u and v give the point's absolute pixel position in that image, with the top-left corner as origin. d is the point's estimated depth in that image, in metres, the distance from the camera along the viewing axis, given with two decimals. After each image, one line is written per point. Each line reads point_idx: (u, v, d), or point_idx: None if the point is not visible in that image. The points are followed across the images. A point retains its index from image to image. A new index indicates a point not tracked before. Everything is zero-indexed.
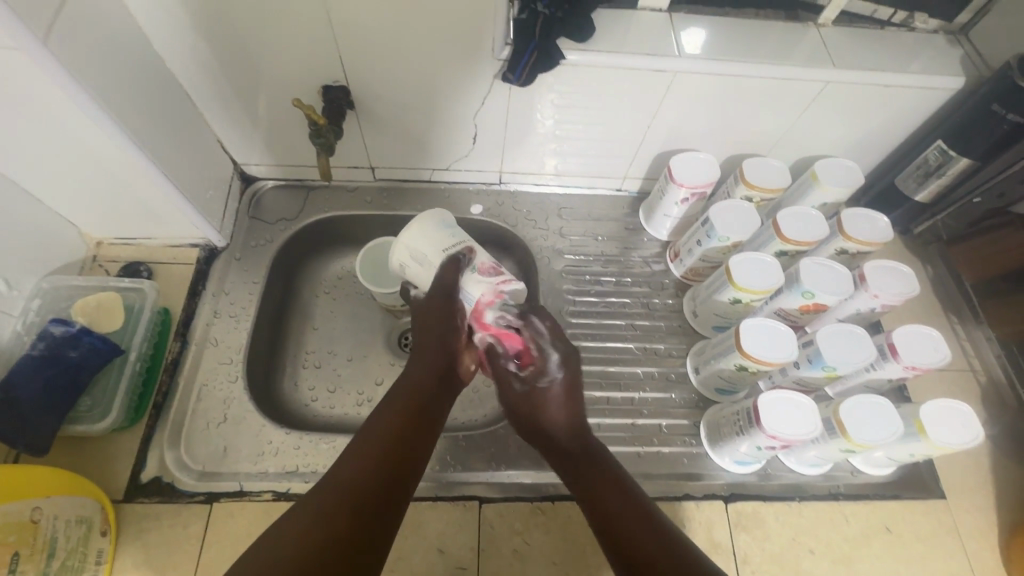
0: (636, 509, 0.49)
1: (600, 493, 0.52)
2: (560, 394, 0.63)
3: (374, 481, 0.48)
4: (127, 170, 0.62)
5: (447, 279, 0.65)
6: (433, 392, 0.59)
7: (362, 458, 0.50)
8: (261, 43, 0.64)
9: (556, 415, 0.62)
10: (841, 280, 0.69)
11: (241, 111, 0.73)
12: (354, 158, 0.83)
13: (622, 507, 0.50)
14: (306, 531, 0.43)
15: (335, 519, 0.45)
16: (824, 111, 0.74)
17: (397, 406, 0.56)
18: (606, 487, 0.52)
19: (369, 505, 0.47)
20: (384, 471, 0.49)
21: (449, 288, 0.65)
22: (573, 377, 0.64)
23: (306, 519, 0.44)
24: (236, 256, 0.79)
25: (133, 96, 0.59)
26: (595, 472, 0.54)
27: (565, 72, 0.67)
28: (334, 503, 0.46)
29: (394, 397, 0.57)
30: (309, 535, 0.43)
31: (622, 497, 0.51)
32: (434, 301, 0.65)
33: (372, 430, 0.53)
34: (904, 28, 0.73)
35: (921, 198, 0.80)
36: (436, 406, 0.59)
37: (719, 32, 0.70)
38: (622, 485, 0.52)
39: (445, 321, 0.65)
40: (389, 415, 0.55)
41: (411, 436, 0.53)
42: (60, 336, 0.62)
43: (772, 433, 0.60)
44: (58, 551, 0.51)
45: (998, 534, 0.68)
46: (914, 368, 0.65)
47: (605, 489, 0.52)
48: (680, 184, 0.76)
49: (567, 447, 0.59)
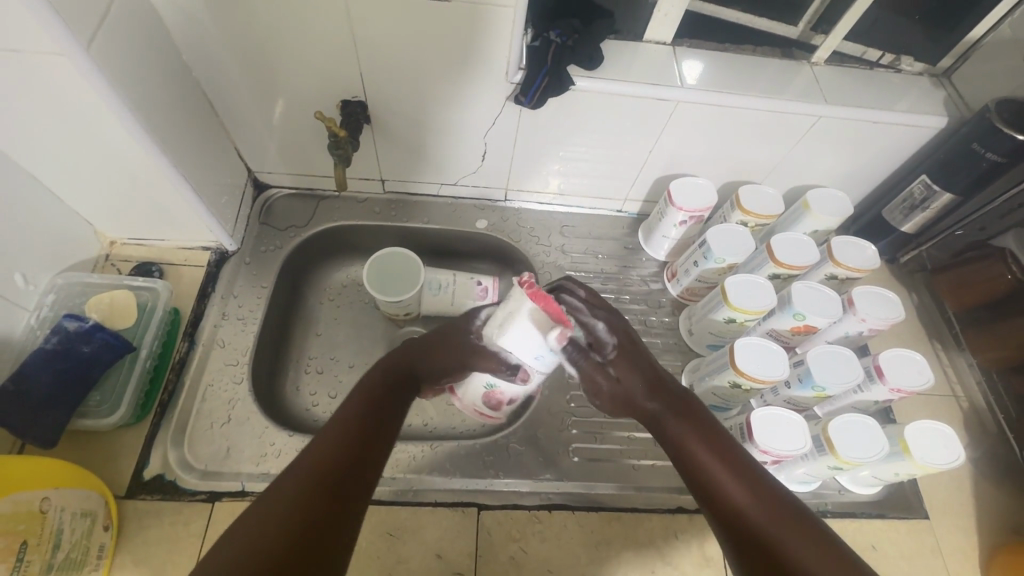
0: (749, 486, 0.49)
1: (713, 474, 0.51)
2: (625, 347, 0.58)
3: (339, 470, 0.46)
4: (149, 171, 0.64)
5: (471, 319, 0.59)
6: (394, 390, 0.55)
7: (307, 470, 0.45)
8: (286, 58, 0.67)
9: (637, 370, 0.57)
10: (831, 304, 0.72)
11: (260, 120, 0.76)
12: (365, 170, 0.85)
13: (739, 489, 0.49)
14: (277, 517, 0.42)
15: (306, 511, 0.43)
16: (817, 143, 0.78)
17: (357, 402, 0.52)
18: (710, 462, 0.51)
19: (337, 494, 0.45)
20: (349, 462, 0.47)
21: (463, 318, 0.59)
22: (629, 330, 0.59)
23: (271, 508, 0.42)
24: (246, 261, 0.81)
25: (160, 103, 0.61)
26: (698, 448, 0.53)
27: (574, 96, 0.70)
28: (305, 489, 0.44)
29: (357, 392, 0.54)
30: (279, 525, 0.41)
31: (732, 476, 0.50)
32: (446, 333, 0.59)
33: (340, 424, 0.50)
34: (891, 70, 0.78)
35: (906, 229, 0.84)
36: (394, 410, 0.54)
37: (720, 65, 0.74)
38: (728, 459, 0.51)
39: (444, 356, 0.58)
40: (356, 409, 0.52)
41: (371, 430, 0.50)
42: (74, 332, 0.64)
43: (764, 448, 0.63)
44: (65, 543, 0.52)
45: (980, 555, 0.71)
46: (899, 390, 0.68)
47: (712, 468, 0.51)
48: (679, 207, 0.79)
49: (656, 414, 0.57)
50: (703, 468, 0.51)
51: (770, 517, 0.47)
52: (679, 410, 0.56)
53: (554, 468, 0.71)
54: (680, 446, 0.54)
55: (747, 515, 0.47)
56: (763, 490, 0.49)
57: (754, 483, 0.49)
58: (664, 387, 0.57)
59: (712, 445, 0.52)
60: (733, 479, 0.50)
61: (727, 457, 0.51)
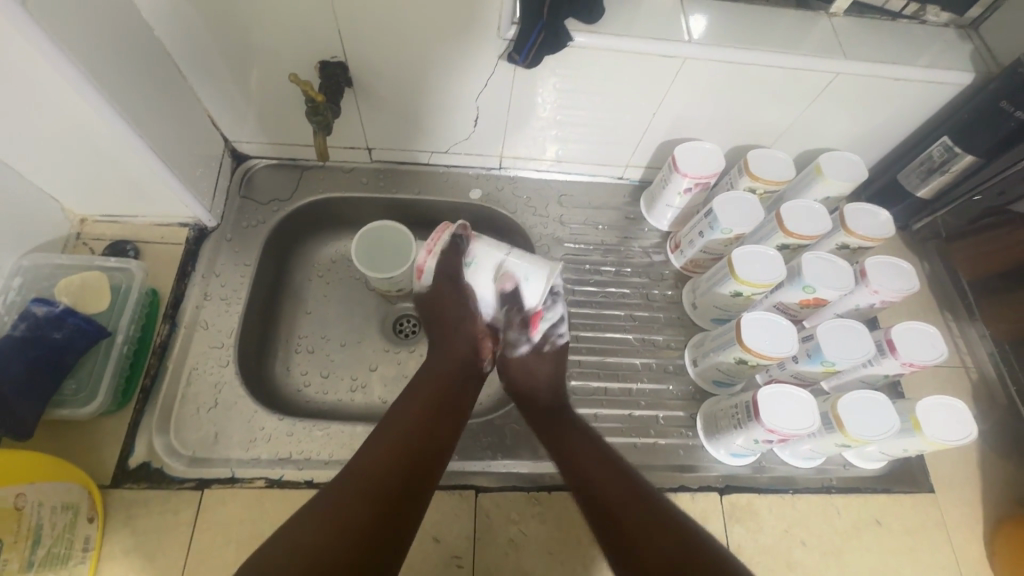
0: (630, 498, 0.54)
1: (588, 478, 0.57)
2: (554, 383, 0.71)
3: (396, 476, 0.52)
4: (114, 144, 0.59)
5: (454, 268, 0.74)
6: (455, 376, 0.66)
7: (386, 449, 0.54)
8: (254, 16, 0.61)
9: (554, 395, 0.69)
10: (844, 276, 0.68)
11: (232, 85, 0.70)
12: (349, 138, 0.80)
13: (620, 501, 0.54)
14: (318, 539, 0.46)
15: (356, 534, 0.47)
16: (832, 103, 0.73)
17: (418, 396, 0.61)
18: (601, 479, 0.57)
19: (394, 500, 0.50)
20: (406, 464, 0.53)
21: (450, 275, 0.74)
22: (558, 378, 0.71)
23: (322, 526, 0.47)
24: (228, 237, 0.77)
25: (119, 67, 0.56)
26: (588, 463, 0.59)
27: (572, 54, 0.65)
28: (345, 500, 0.49)
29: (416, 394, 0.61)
30: (323, 551, 0.45)
31: (600, 463, 0.59)
32: (442, 287, 0.75)
33: (396, 422, 0.57)
34: (915, 21, 0.72)
35: (922, 195, 0.80)
36: (460, 400, 0.64)
37: (728, 16, 0.68)
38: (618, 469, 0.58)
39: (461, 311, 0.74)
40: (418, 407, 0.59)
41: (433, 426, 0.58)
42: (43, 317, 0.60)
43: (770, 427, 0.60)
44: (44, 538, 0.50)
45: (984, 527, 0.70)
46: (911, 364, 0.65)
47: (607, 491, 0.55)
48: (684, 174, 0.75)
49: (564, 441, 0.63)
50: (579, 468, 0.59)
51: (621, 496, 0.55)
52: (580, 431, 0.64)
53: None
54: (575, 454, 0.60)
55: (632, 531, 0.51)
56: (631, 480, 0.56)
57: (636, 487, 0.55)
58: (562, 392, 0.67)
59: (601, 456, 0.60)
60: (603, 478, 0.57)
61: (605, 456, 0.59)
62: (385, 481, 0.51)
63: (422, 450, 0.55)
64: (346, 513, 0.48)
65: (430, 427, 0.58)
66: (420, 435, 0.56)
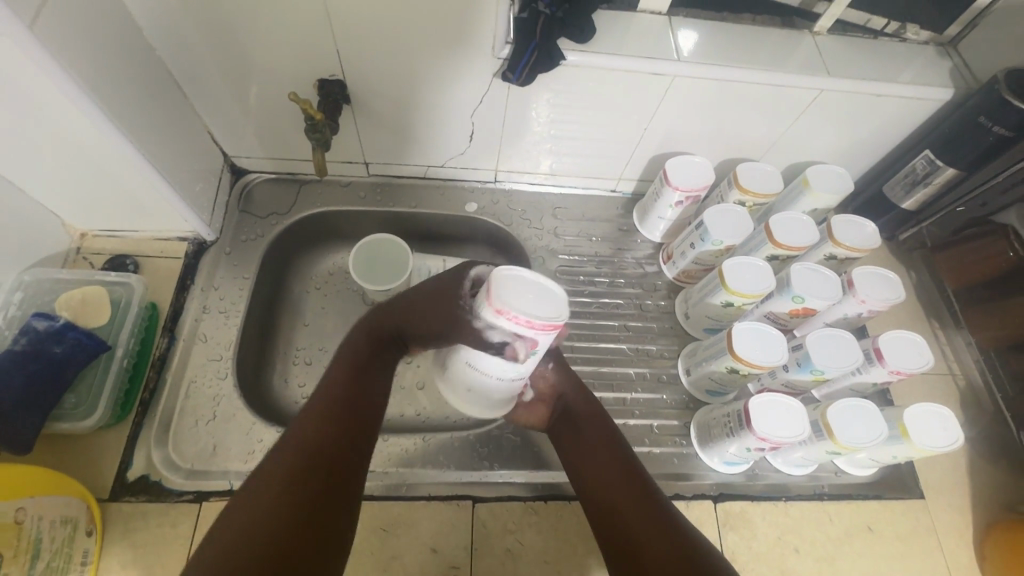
0: (635, 501, 0.54)
1: (597, 480, 0.57)
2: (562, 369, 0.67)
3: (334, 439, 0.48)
4: (114, 160, 0.60)
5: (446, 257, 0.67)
6: (383, 336, 0.59)
7: (316, 413, 0.49)
8: (255, 35, 0.63)
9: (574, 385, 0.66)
10: (832, 286, 0.70)
11: (232, 102, 0.72)
12: (347, 153, 0.81)
13: (627, 506, 0.54)
14: (259, 522, 0.40)
15: (297, 499, 0.42)
16: (818, 118, 0.75)
17: (345, 356, 0.56)
18: (609, 481, 0.57)
19: (327, 467, 0.45)
20: (339, 431, 0.48)
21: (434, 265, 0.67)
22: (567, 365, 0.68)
23: (251, 514, 0.41)
24: (227, 250, 0.78)
25: (121, 86, 0.57)
26: (601, 464, 0.59)
27: (564, 71, 0.67)
28: (278, 472, 0.44)
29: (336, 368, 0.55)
30: (266, 524, 0.40)
31: (613, 464, 0.58)
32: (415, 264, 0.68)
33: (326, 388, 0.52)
34: (896, 39, 0.75)
35: (907, 206, 0.82)
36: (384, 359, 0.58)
37: (716, 34, 0.70)
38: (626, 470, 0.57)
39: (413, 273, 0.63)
40: (344, 368, 0.55)
41: (364, 390, 0.53)
42: (44, 332, 0.61)
43: (762, 435, 0.61)
44: (43, 553, 0.51)
45: (974, 533, 0.71)
46: (898, 372, 0.66)
47: (611, 493, 0.55)
48: (675, 187, 0.77)
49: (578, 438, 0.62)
50: (591, 470, 0.59)
51: (628, 500, 0.54)
52: (597, 426, 0.62)
53: (548, 458, 0.69)
54: (586, 453, 0.60)
55: (634, 535, 0.51)
56: (636, 483, 0.56)
57: (639, 488, 0.55)
58: (566, 395, 0.66)
59: (613, 455, 0.59)
60: (614, 479, 0.56)
61: (616, 455, 0.59)
62: (316, 464, 0.45)
63: (355, 410, 0.51)
64: (284, 486, 0.43)
65: (359, 391, 0.53)
66: (351, 397, 0.52)
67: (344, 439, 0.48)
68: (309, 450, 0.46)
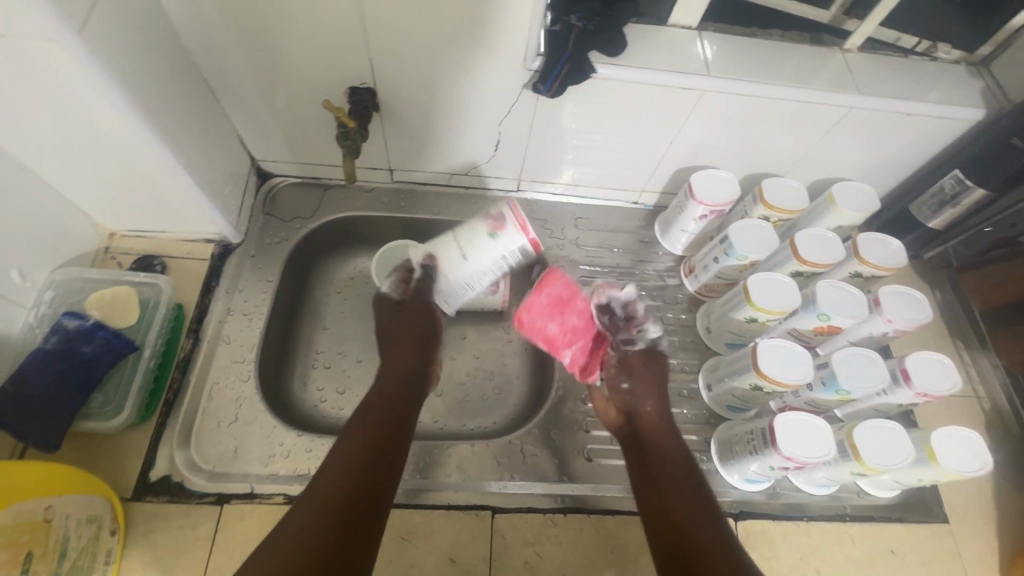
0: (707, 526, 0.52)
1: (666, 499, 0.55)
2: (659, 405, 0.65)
3: (351, 487, 0.51)
4: (147, 162, 0.61)
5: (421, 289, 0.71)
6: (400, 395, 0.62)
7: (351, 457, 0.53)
8: (290, 42, 0.64)
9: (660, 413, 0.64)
10: (858, 305, 0.69)
11: (263, 107, 0.73)
12: (372, 159, 0.82)
13: (701, 528, 0.52)
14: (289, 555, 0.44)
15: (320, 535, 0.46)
16: (846, 135, 0.75)
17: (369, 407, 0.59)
18: (679, 500, 0.55)
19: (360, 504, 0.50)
20: (365, 473, 0.52)
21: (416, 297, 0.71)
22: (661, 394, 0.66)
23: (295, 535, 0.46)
24: (251, 253, 0.79)
25: (158, 90, 0.58)
26: (671, 482, 0.57)
27: (594, 84, 0.67)
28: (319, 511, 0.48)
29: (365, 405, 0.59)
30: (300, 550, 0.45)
31: (682, 485, 0.56)
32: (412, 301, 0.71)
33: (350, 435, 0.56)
34: (928, 57, 0.74)
35: (934, 226, 0.82)
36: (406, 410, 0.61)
37: (745, 49, 0.70)
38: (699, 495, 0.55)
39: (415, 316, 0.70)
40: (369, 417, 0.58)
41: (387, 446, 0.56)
42: (74, 330, 0.62)
43: (787, 454, 0.61)
44: (69, 551, 0.51)
45: (999, 559, 0.70)
46: (926, 394, 0.66)
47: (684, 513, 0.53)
48: (699, 201, 0.77)
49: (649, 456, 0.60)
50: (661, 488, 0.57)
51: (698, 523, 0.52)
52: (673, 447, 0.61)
53: (569, 469, 0.69)
54: (660, 470, 0.58)
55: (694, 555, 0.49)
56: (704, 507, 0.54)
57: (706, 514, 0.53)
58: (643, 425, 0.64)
59: (685, 477, 0.57)
60: (685, 499, 0.55)
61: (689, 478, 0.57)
62: (339, 497, 0.50)
63: (378, 458, 0.54)
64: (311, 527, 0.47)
65: (386, 440, 0.56)
66: (372, 454, 0.54)
67: (381, 465, 0.54)
68: (346, 482, 0.51)
